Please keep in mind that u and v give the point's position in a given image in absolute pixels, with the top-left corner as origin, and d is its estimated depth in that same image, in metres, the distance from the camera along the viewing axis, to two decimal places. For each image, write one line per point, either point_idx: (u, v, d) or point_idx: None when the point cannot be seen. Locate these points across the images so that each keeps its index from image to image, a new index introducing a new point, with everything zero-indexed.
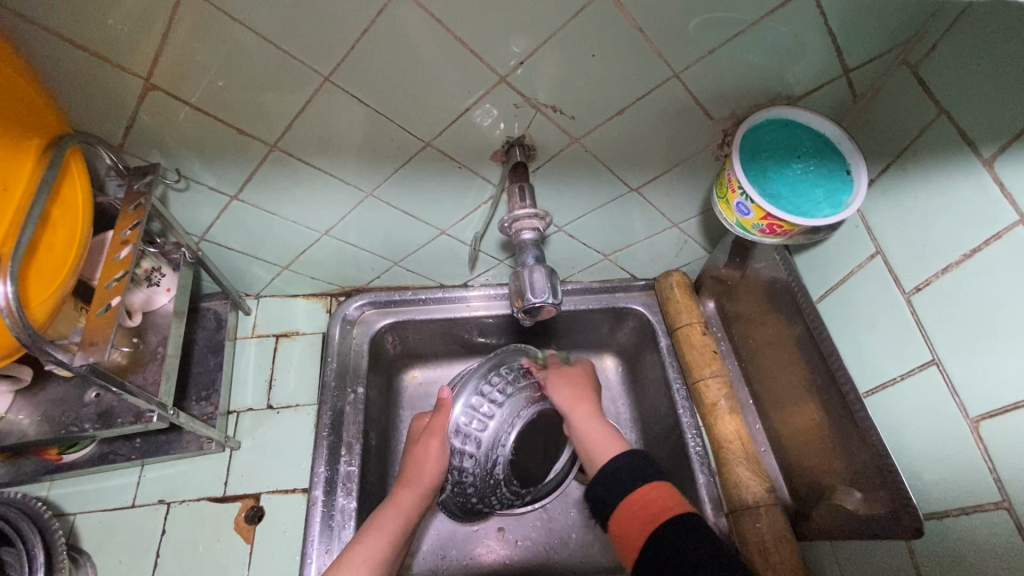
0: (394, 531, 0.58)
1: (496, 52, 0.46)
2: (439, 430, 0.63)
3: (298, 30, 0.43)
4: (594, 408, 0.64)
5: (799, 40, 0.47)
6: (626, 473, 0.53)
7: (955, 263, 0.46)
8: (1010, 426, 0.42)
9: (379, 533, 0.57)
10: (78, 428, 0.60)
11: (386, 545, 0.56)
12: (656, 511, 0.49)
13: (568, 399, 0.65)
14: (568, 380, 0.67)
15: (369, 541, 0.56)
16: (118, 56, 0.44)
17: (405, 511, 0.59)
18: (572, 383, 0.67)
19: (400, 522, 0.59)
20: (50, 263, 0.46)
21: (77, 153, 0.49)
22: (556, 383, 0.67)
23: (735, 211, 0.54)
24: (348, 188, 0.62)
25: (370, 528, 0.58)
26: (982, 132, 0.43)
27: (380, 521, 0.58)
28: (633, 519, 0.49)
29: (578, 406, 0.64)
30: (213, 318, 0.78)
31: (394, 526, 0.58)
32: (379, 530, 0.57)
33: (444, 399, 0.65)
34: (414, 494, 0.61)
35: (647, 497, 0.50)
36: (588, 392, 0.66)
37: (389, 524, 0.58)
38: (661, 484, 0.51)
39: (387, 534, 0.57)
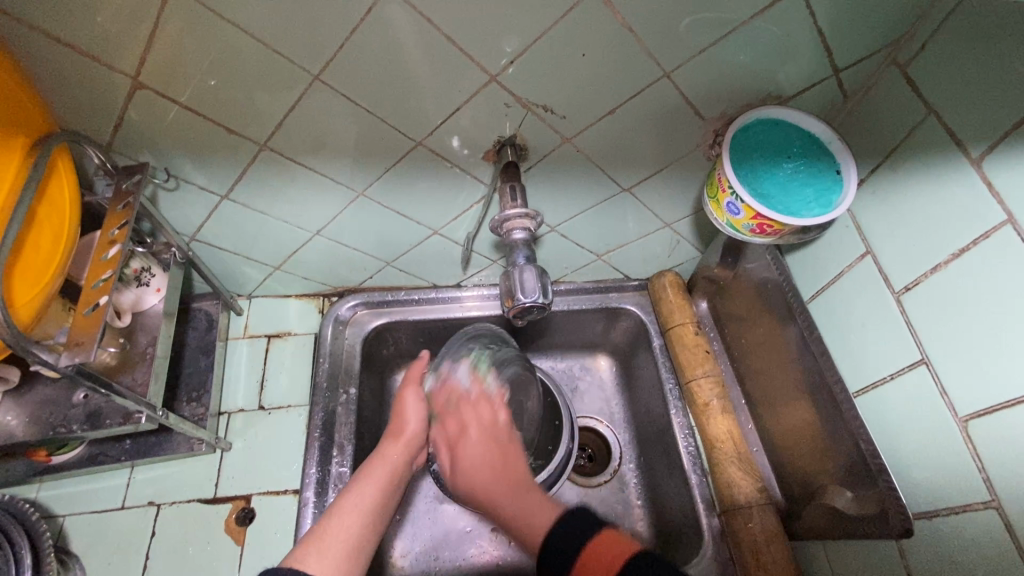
0: (385, 477, 0.57)
1: (486, 51, 0.46)
2: (413, 381, 0.66)
3: (286, 28, 0.43)
4: (512, 488, 0.53)
5: (789, 39, 0.47)
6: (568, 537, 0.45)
7: (943, 263, 0.46)
8: (999, 425, 0.42)
9: (369, 479, 0.56)
10: (66, 429, 0.60)
11: (377, 491, 0.56)
12: None
13: (484, 486, 0.55)
14: (472, 463, 0.57)
15: (362, 486, 0.56)
16: (105, 54, 0.44)
17: (391, 461, 0.59)
18: (475, 457, 0.57)
19: (388, 470, 0.58)
20: (35, 262, 0.45)
21: (65, 152, 0.48)
22: (470, 475, 0.57)
23: (726, 211, 0.54)
24: (339, 187, 0.62)
25: (362, 474, 0.57)
26: (970, 132, 0.43)
27: (369, 469, 0.58)
28: None
29: (496, 489, 0.54)
30: (204, 318, 0.78)
31: (384, 475, 0.58)
32: (369, 476, 0.57)
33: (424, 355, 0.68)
34: (401, 445, 0.61)
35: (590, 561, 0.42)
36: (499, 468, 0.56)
37: (378, 472, 0.57)
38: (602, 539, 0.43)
39: (378, 480, 0.57)
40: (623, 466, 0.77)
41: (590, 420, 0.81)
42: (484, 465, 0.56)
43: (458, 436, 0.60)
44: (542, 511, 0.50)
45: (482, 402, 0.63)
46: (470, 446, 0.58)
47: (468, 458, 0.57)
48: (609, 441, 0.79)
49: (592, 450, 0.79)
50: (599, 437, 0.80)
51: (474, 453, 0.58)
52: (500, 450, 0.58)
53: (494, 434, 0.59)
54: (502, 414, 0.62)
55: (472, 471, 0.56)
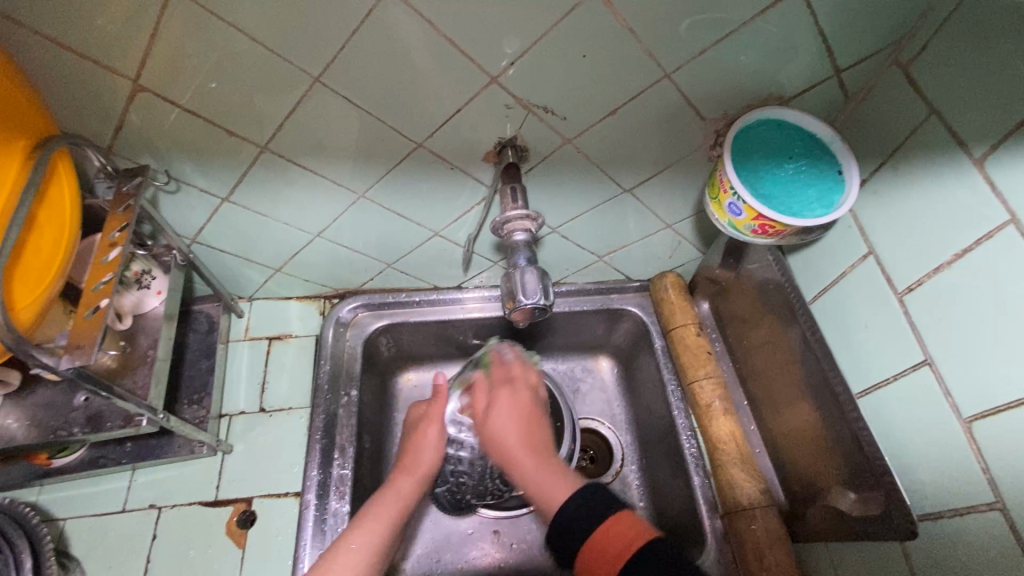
0: (394, 515, 0.57)
1: (487, 53, 0.46)
2: (437, 416, 0.66)
3: (287, 31, 0.43)
4: (536, 453, 0.55)
5: (791, 39, 0.47)
6: (585, 512, 0.47)
7: (946, 263, 0.46)
8: (1004, 426, 0.41)
9: (378, 517, 0.56)
10: (67, 432, 0.59)
11: (386, 529, 0.56)
12: (617, 551, 0.44)
13: (510, 441, 0.57)
14: (501, 414, 0.59)
15: (368, 525, 0.56)
16: (106, 57, 0.44)
17: (404, 498, 0.59)
18: (507, 414, 0.59)
19: (398, 508, 0.58)
20: (35, 265, 0.45)
21: (65, 155, 0.48)
22: (496, 423, 0.59)
23: (727, 212, 0.54)
24: (340, 190, 0.62)
25: (369, 511, 0.57)
26: (973, 132, 0.43)
27: (378, 507, 0.57)
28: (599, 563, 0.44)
29: (520, 450, 0.56)
30: (205, 320, 0.78)
31: (392, 512, 0.57)
32: (379, 514, 0.57)
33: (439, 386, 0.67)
34: (413, 480, 0.61)
35: (608, 535, 0.45)
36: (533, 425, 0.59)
37: (388, 509, 0.57)
38: (624, 516, 0.46)
39: (386, 519, 0.57)
40: (625, 468, 0.77)
41: (592, 422, 0.80)
42: (513, 425, 0.58)
43: (501, 384, 0.63)
44: (560, 484, 0.51)
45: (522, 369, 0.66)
46: (504, 400, 0.61)
47: (497, 421, 0.59)
48: (610, 443, 0.79)
49: (594, 452, 0.79)
50: (601, 438, 0.80)
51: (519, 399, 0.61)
52: (529, 414, 0.60)
53: (527, 401, 0.61)
54: (539, 387, 0.65)
55: (500, 426, 0.58)
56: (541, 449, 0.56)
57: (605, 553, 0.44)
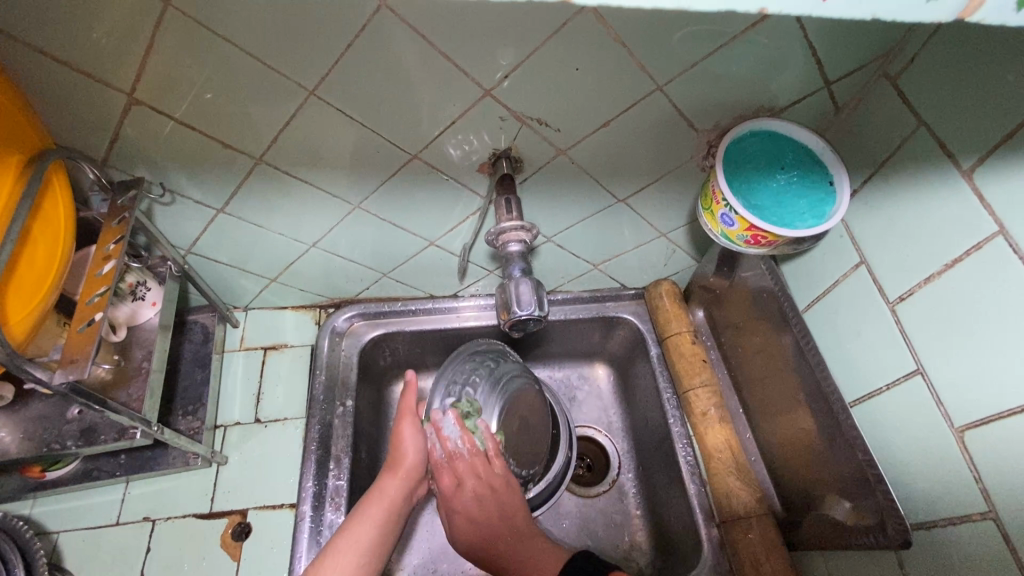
0: (382, 516, 0.56)
1: (480, 66, 0.46)
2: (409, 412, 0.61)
3: (281, 46, 0.43)
4: (517, 539, 0.58)
5: (781, 52, 0.47)
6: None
7: (937, 273, 0.46)
8: (996, 436, 0.42)
9: (366, 517, 0.56)
10: (61, 446, 0.59)
11: (374, 531, 0.55)
12: None
13: (490, 552, 0.59)
14: (468, 518, 0.59)
15: (357, 523, 0.56)
16: (101, 71, 0.44)
17: (390, 497, 0.58)
18: (473, 512, 0.60)
19: (386, 507, 0.57)
20: (30, 279, 0.45)
21: (60, 169, 0.48)
22: (466, 526, 0.60)
23: (720, 222, 0.54)
24: (335, 201, 0.62)
25: (357, 512, 0.57)
26: (960, 144, 0.44)
27: (365, 506, 0.57)
28: None
29: (500, 556, 0.58)
30: (201, 331, 0.78)
31: (381, 513, 0.56)
32: (364, 516, 0.56)
33: (411, 381, 0.63)
34: (401, 481, 0.59)
35: None
36: (504, 532, 0.59)
37: (375, 511, 0.56)
38: None
39: (374, 519, 0.56)
40: (621, 476, 0.77)
41: (588, 430, 0.80)
42: (485, 523, 0.59)
43: (452, 494, 0.60)
44: (549, 559, 0.57)
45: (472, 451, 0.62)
46: (466, 495, 0.60)
47: (464, 521, 0.60)
48: (606, 451, 0.79)
49: (591, 459, 0.79)
50: (597, 446, 0.80)
51: (474, 504, 0.60)
52: (495, 509, 0.60)
53: (484, 497, 0.60)
54: (494, 465, 0.62)
55: (470, 529, 0.59)
56: (518, 539, 0.58)
57: None
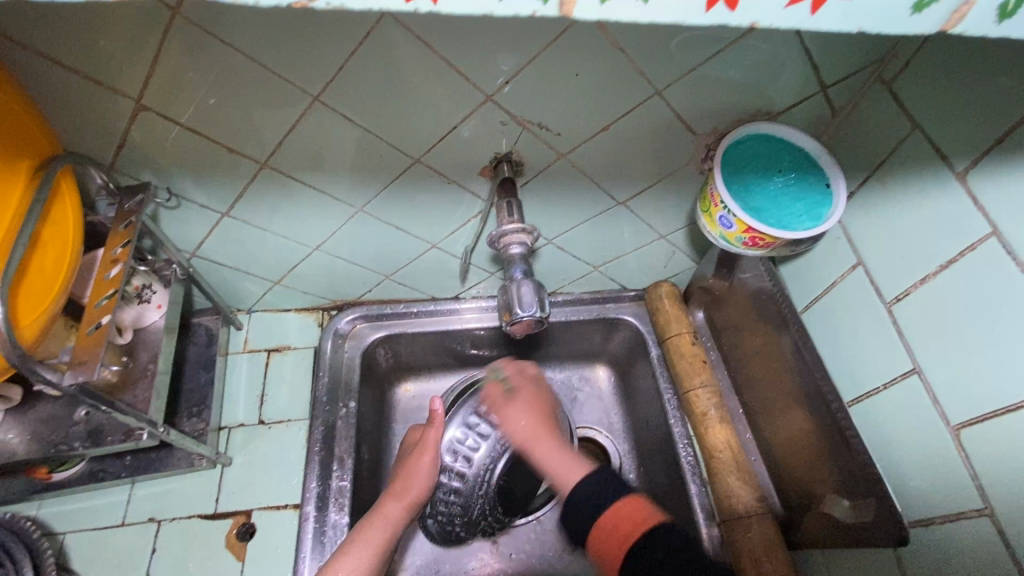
0: (381, 542, 0.58)
1: (481, 71, 0.47)
2: (431, 445, 0.64)
3: (286, 53, 0.44)
4: (554, 438, 0.60)
5: (778, 57, 0.48)
6: (597, 492, 0.52)
7: (932, 274, 0.47)
8: (991, 434, 0.42)
9: (362, 544, 0.58)
10: (68, 447, 0.60)
11: (373, 558, 0.57)
12: (627, 530, 0.49)
13: (529, 429, 0.61)
14: (513, 411, 0.63)
15: (353, 554, 0.57)
16: (109, 78, 0.45)
17: (393, 522, 0.60)
18: (522, 409, 0.63)
19: (385, 532, 0.59)
20: (40, 282, 0.46)
21: (68, 174, 0.49)
22: (512, 410, 0.63)
23: (718, 224, 0.55)
24: (338, 204, 0.63)
25: (355, 542, 0.58)
26: (954, 147, 0.44)
27: (366, 533, 0.59)
28: (610, 537, 0.49)
29: (540, 435, 0.60)
30: (205, 333, 0.78)
31: (381, 538, 0.59)
32: (362, 544, 0.58)
33: (435, 412, 0.64)
34: (402, 506, 0.61)
35: (617, 515, 0.50)
36: (547, 423, 0.62)
37: (376, 536, 0.59)
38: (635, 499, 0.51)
39: (373, 546, 0.58)
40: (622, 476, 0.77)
41: (589, 431, 0.81)
42: (530, 415, 0.62)
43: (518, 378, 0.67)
44: (573, 467, 0.56)
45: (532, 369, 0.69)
46: (520, 398, 0.64)
47: (512, 413, 0.63)
48: (608, 451, 0.79)
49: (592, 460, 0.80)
50: (598, 446, 0.80)
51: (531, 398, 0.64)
52: (541, 410, 0.63)
53: (541, 400, 0.65)
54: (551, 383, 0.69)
55: (514, 416, 0.62)
56: (555, 434, 0.60)
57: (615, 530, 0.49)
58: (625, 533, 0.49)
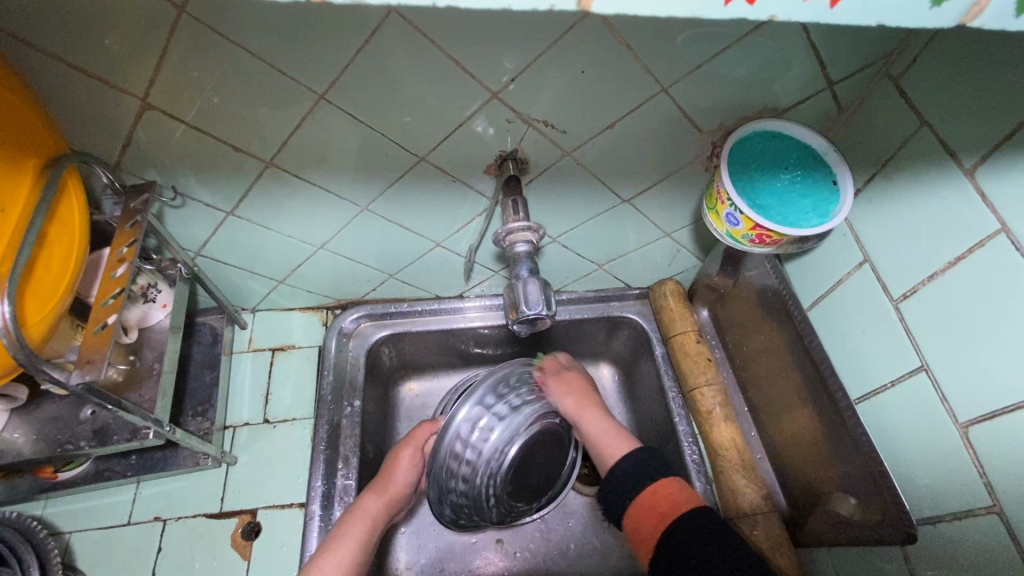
0: (362, 535, 0.59)
1: (488, 69, 0.47)
2: (415, 442, 0.66)
3: (293, 50, 0.44)
4: (599, 409, 0.66)
5: (785, 54, 0.48)
6: (635, 472, 0.57)
7: (940, 271, 0.47)
8: (1000, 431, 0.42)
9: (347, 536, 0.59)
10: (74, 446, 0.60)
11: (354, 551, 0.58)
12: (664, 509, 0.53)
13: (574, 403, 0.67)
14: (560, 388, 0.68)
15: (337, 547, 0.58)
16: (115, 77, 0.45)
17: (371, 516, 0.61)
18: (567, 388, 0.68)
19: (365, 526, 0.60)
20: (46, 282, 0.46)
21: (74, 173, 0.49)
22: (557, 389, 0.68)
23: (725, 222, 0.55)
24: (343, 203, 0.62)
25: (339, 532, 0.59)
26: (962, 143, 0.44)
27: (347, 526, 0.60)
28: (645, 520, 0.53)
29: (586, 408, 0.66)
30: (209, 332, 0.78)
31: (362, 531, 0.60)
32: (347, 535, 0.59)
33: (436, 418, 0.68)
34: (381, 501, 0.62)
35: (656, 495, 0.54)
36: (590, 397, 0.67)
37: (357, 529, 0.59)
38: (674, 482, 0.55)
39: (356, 539, 0.59)
40: None
41: None
42: (573, 393, 0.67)
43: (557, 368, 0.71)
44: (617, 441, 0.62)
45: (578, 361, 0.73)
46: (566, 378, 0.69)
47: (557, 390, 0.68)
48: None
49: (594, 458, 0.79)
50: None
51: (574, 380, 0.69)
52: (585, 391, 0.68)
53: (584, 382, 0.69)
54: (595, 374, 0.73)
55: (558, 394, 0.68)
56: (599, 408, 0.66)
57: (653, 508, 0.53)
58: (664, 513, 0.53)
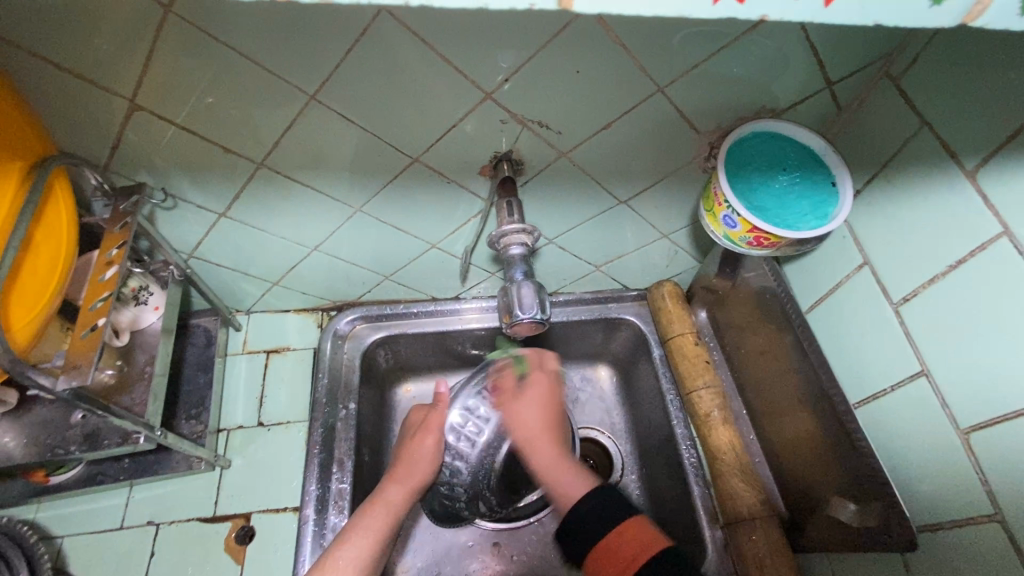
0: (381, 528, 0.58)
1: (482, 70, 0.46)
2: (434, 427, 0.65)
3: (282, 50, 0.43)
4: (555, 443, 0.62)
5: (783, 53, 0.47)
6: (597, 512, 0.53)
7: (941, 274, 0.46)
8: (1001, 438, 0.41)
9: (365, 530, 0.57)
10: (64, 450, 0.59)
11: (373, 546, 0.56)
12: (632, 554, 0.49)
13: (535, 430, 0.63)
14: (524, 409, 0.65)
15: (356, 539, 0.56)
16: (102, 78, 0.44)
17: (394, 508, 0.59)
18: (532, 406, 0.65)
19: (388, 518, 0.58)
20: (33, 285, 0.45)
21: (62, 175, 0.48)
22: (517, 416, 0.65)
23: (722, 224, 0.54)
24: (336, 204, 0.62)
25: (358, 526, 0.57)
26: (963, 144, 0.43)
27: (369, 518, 0.58)
28: (610, 560, 0.49)
29: (542, 441, 0.62)
30: (203, 334, 0.78)
31: (382, 524, 0.58)
32: (365, 529, 0.57)
33: (442, 395, 0.67)
34: (403, 491, 0.61)
35: (620, 540, 0.50)
36: (552, 421, 0.64)
37: (375, 522, 0.58)
38: (637, 523, 0.51)
39: (374, 532, 0.57)
40: (624, 477, 0.77)
41: (591, 431, 0.80)
42: (541, 414, 0.65)
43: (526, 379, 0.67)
44: (577, 482, 0.57)
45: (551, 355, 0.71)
46: (533, 385, 0.67)
47: (523, 409, 0.65)
48: (610, 453, 0.78)
49: (594, 461, 0.79)
50: (601, 448, 0.79)
51: (540, 395, 0.66)
52: (551, 406, 0.66)
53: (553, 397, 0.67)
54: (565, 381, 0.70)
55: (522, 411, 0.65)
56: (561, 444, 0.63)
57: (617, 555, 0.49)
58: (629, 558, 0.49)
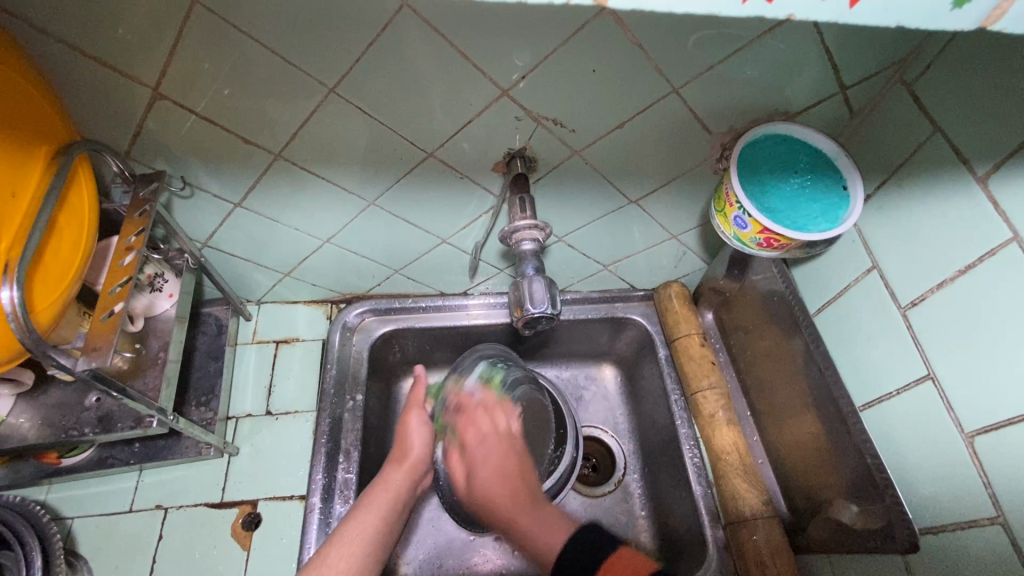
0: (384, 503, 0.59)
1: (499, 67, 0.47)
2: (417, 404, 0.69)
3: (305, 43, 0.44)
4: (529, 509, 0.58)
5: (797, 57, 0.47)
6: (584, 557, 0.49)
7: (950, 279, 0.46)
8: (1006, 443, 0.42)
9: (369, 506, 0.58)
10: (78, 432, 0.60)
11: (377, 518, 0.58)
12: None
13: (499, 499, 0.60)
14: (482, 478, 0.63)
15: (363, 513, 0.58)
16: (128, 67, 0.45)
17: (394, 486, 0.61)
18: (490, 473, 0.62)
19: (389, 495, 0.60)
20: (55, 268, 0.46)
21: (85, 161, 0.49)
22: (484, 484, 0.62)
23: (732, 224, 0.55)
24: (350, 197, 0.63)
25: (362, 502, 0.59)
26: (977, 151, 0.44)
27: (371, 496, 0.60)
28: None
29: (508, 510, 0.59)
30: (215, 323, 0.79)
31: (384, 500, 0.60)
32: (368, 504, 0.59)
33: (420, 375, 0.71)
34: (403, 470, 0.63)
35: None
36: (512, 488, 0.61)
37: (380, 499, 0.59)
38: (623, 556, 0.47)
39: (377, 506, 0.59)
40: (627, 476, 0.77)
41: (594, 430, 0.81)
42: (496, 482, 0.62)
43: (473, 445, 0.65)
44: (552, 532, 0.55)
45: (494, 410, 0.68)
46: (489, 450, 0.64)
47: (483, 480, 0.62)
48: (612, 451, 0.79)
49: (597, 460, 0.79)
50: (604, 446, 0.80)
51: (492, 466, 0.63)
52: (511, 466, 0.63)
53: (508, 452, 0.64)
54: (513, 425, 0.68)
55: (486, 487, 0.62)
56: (528, 501, 0.60)
57: None
58: None
